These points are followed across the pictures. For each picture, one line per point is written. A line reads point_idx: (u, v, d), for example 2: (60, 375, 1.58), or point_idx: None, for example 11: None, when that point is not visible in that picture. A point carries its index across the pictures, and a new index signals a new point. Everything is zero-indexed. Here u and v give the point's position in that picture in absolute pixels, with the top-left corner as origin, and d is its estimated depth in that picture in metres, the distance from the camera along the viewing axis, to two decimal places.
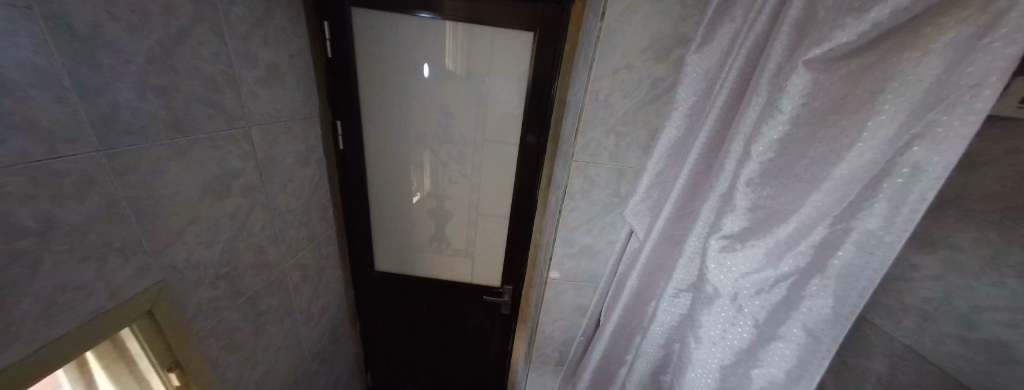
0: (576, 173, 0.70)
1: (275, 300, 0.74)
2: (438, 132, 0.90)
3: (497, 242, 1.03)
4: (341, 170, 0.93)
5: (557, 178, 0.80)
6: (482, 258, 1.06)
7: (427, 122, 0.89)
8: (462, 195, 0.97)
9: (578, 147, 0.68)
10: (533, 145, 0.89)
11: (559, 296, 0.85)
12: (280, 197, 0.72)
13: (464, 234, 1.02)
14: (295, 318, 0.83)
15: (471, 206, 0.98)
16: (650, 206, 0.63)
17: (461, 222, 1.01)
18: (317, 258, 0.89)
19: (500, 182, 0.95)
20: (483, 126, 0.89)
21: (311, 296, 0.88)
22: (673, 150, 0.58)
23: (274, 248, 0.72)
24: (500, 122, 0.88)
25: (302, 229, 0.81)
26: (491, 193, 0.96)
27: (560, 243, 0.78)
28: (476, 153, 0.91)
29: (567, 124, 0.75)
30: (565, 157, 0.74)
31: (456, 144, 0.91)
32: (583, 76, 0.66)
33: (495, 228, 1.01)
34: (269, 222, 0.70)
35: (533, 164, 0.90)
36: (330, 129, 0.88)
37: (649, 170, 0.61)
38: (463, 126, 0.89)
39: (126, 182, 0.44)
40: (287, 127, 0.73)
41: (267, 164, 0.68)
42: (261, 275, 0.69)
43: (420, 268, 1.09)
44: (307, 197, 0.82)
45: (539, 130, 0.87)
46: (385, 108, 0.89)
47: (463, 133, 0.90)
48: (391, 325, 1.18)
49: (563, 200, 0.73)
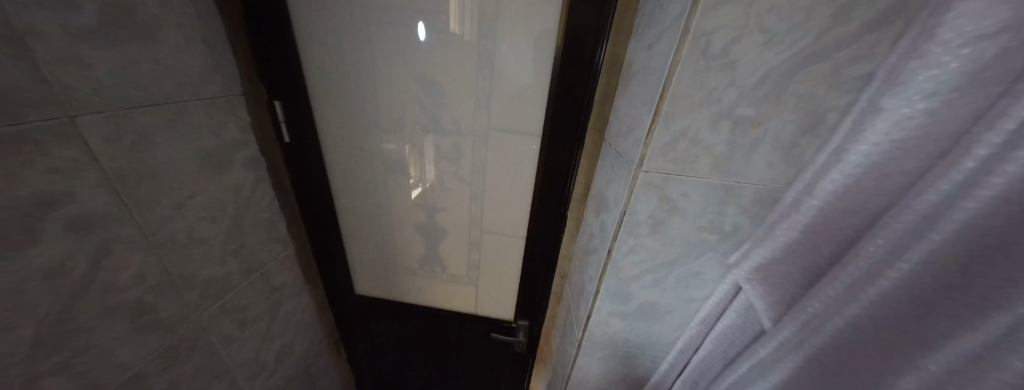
0: (640, 193, 0.39)
1: (187, 367, 0.52)
2: (421, 118, 0.60)
3: (510, 268, 0.76)
4: (294, 172, 0.67)
5: (602, 192, 0.50)
6: (489, 286, 0.79)
7: (404, 102, 0.59)
8: (458, 206, 0.69)
9: (652, 149, 0.36)
10: (564, 138, 0.57)
11: (596, 363, 0.58)
12: (175, 224, 0.47)
13: (467, 257, 0.75)
14: (234, 377, 0.62)
15: (472, 222, 0.70)
16: (787, 270, 0.28)
17: (460, 241, 0.73)
18: (264, 292, 0.66)
19: (514, 190, 0.65)
20: (488, 108, 0.58)
21: (260, 341, 0.66)
22: (898, 159, 0.22)
23: (171, 300, 0.48)
24: (515, 102, 0.57)
25: (232, 262, 0.57)
26: (501, 205, 0.67)
27: (606, 298, 0.49)
28: (477, 148, 0.61)
29: (629, 105, 0.43)
30: (620, 161, 0.43)
31: (449, 134, 0.61)
32: (675, 9, 0.33)
33: (508, 250, 0.73)
34: (156, 264, 0.45)
35: (561, 166, 0.59)
36: (268, 115, 0.60)
37: (818, 194, 0.26)
38: (457, 108, 0.58)
39: None
40: (177, 114, 0.45)
41: (138, 177, 0.42)
42: (146, 345, 0.46)
43: (410, 294, 0.84)
44: (235, 215, 0.57)
45: (577, 114, 0.55)
46: (338, 80, 0.58)
47: (458, 118, 0.59)
48: (381, 352, 0.97)
49: (614, 236, 0.44)
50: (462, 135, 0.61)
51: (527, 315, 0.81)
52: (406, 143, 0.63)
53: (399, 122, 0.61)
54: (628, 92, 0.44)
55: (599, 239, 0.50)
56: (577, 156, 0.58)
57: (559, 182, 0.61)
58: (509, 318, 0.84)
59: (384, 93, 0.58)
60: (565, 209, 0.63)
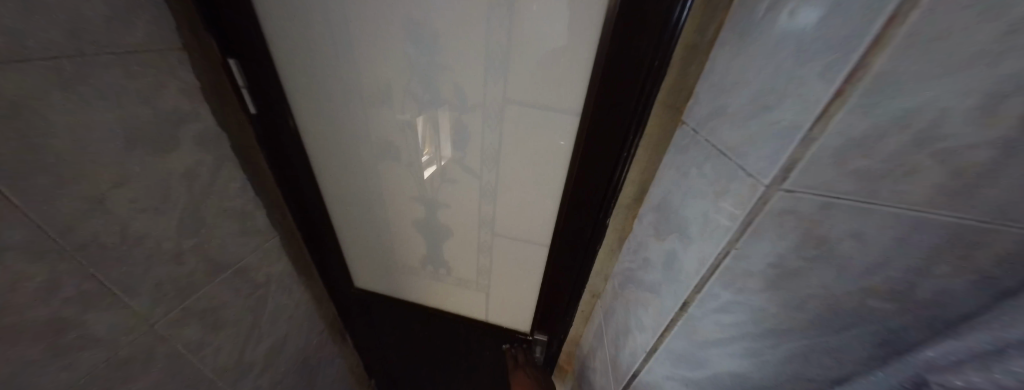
0: (765, 227, 0.22)
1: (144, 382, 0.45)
2: (413, 83, 0.43)
3: (529, 275, 0.63)
4: (269, 151, 0.54)
5: (673, 204, 0.33)
6: (503, 291, 0.69)
7: (391, 62, 0.42)
8: (465, 204, 0.57)
9: (820, 154, 0.18)
10: (616, 121, 0.37)
11: None
12: (99, 221, 0.37)
13: (480, 258, 0.64)
14: (213, 381, 0.55)
15: (483, 221, 0.57)
16: None
17: (468, 240, 0.62)
18: (245, 291, 0.57)
19: (537, 185, 0.49)
20: (506, 70, 0.39)
21: (243, 341, 0.59)
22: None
23: (107, 313, 0.39)
24: (544, 64, 0.38)
25: (194, 261, 0.48)
26: (522, 202, 0.52)
27: (668, 358, 0.34)
28: (490, 127, 0.45)
29: (755, 65, 0.23)
30: (723, 165, 0.26)
31: (452, 107, 0.45)
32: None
33: (527, 256, 0.60)
34: (72, 272, 0.35)
35: (607, 160, 0.40)
36: (223, 78, 0.46)
37: None
38: (461, 70, 0.41)
39: None
40: (80, 75, 0.32)
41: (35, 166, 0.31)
42: (76, 368, 0.37)
43: (419, 287, 0.76)
44: (191, 205, 0.46)
45: (641, 86, 0.33)
46: (299, 26, 0.42)
47: (464, 84, 0.42)
48: (394, 337, 0.95)
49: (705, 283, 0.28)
50: (470, 110, 0.44)
51: (544, 328, 0.69)
52: (398, 119, 0.48)
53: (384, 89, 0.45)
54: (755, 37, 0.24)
55: (662, 276, 0.34)
56: (633, 150, 0.38)
57: (600, 183, 0.43)
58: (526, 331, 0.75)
59: (362, 49, 0.42)
60: (606, 218, 0.46)
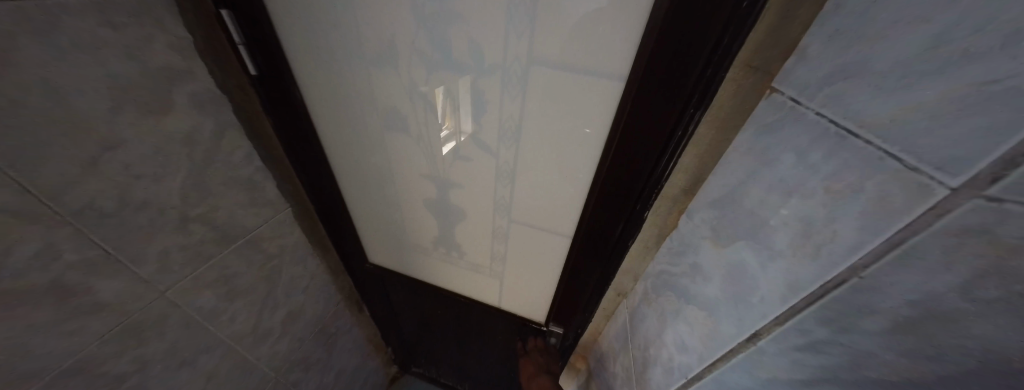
0: (926, 253, 0.14)
1: (161, 346, 0.45)
2: (420, 39, 0.37)
3: (548, 265, 0.58)
4: (276, 119, 0.51)
5: (747, 202, 0.25)
6: (518, 278, 0.64)
7: (396, 12, 0.35)
8: (482, 184, 0.51)
9: None
10: (671, 90, 0.29)
11: None
12: (90, 186, 0.34)
13: (496, 243, 0.59)
14: (233, 345, 0.56)
15: (498, 204, 0.52)
16: None
17: (483, 223, 0.57)
18: (259, 261, 0.57)
19: (564, 167, 0.42)
20: (532, 21, 0.31)
21: (260, 310, 0.60)
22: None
23: (111, 279, 0.38)
24: (583, 12, 0.29)
25: (200, 230, 0.46)
26: (545, 186, 0.46)
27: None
28: (515, 97, 0.38)
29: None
30: (849, 153, 0.18)
31: (467, 70, 0.38)
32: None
33: (547, 245, 0.54)
34: (70, 238, 0.34)
35: (653, 140, 0.33)
36: (219, 32, 0.42)
37: None
38: (475, 20, 0.33)
39: None
40: (47, 23, 0.28)
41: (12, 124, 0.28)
42: (87, 332, 0.37)
43: (433, 267, 0.74)
44: (192, 172, 0.43)
45: (715, 41, 0.25)
46: None
47: (479, 40, 0.34)
48: (410, 311, 0.95)
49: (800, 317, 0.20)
50: (488, 73, 0.37)
51: (561, 320, 0.64)
52: (407, 83, 0.42)
53: (389, 46, 0.39)
54: None
55: (724, 292, 0.27)
56: (690, 128, 0.30)
57: (641, 167, 0.36)
58: (541, 321, 0.71)
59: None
60: (644, 210, 0.39)
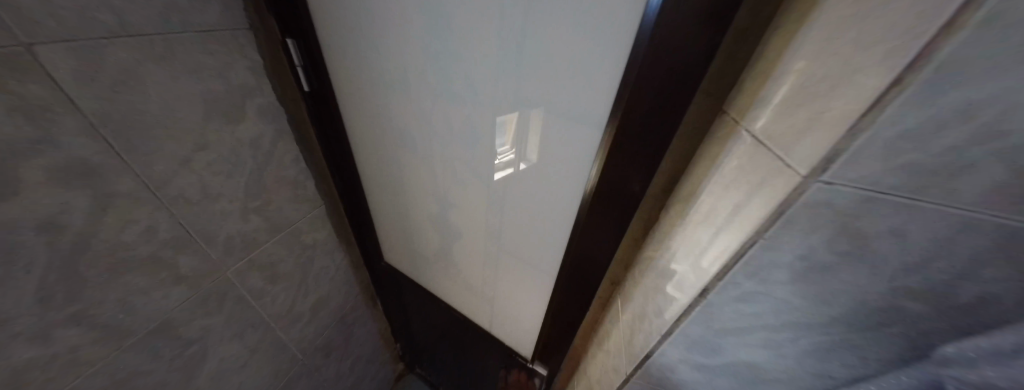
0: (797, 219, 0.22)
1: (219, 318, 0.53)
2: (431, 79, 0.45)
3: (534, 279, 0.64)
4: (319, 125, 0.59)
5: (703, 192, 0.33)
6: (510, 289, 0.70)
7: (430, 46, 0.42)
8: (478, 202, 0.58)
9: (864, 145, 0.18)
10: (652, 112, 0.33)
11: None
12: (182, 178, 0.43)
13: (495, 248, 0.64)
14: (271, 325, 0.64)
15: (494, 211, 0.57)
16: None
17: (479, 235, 0.64)
18: (296, 250, 0.64)
19: (547, 199, 0.49)
20: (517, 71, 0.39)
21: (293, 296, 0.67)
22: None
23: (190, 255, 0.46)
24: (574, 45, 0.34)
25: (255, 218, 0.54)
26: (540, 199, 0.50)
27: (681, 343, 0.35)
28: (515, 115, 0.43)
29: (796, 51, 0.22)
30: (754, 157, 0.26)
31: (468, 105, 0.46)
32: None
33: (534, 261, 0.60)
34: (167, 220, 0.42)
35: (636, 154, 0.37)
36: (281, 55, 0.50)
37: None
38: (482, 62, 0.40)
39: None
40: (165, 52, 0.38)
41: (135, 125, 0.37)
42: (171, 298, 0.45)
43: (461, 276, 0.77)
44: (253, 171, 0.51)
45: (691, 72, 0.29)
46: (340, 19, 0.46)
47: (476, 85, 0.43)
48: (416, 313, 1.01)
49: (721, 270, 0.28)
50: (498, 95, 0.42)
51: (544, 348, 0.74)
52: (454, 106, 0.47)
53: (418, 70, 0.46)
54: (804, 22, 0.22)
55: (681, 261, 0.34)
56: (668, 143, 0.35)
57: (624, 180, 0.40)
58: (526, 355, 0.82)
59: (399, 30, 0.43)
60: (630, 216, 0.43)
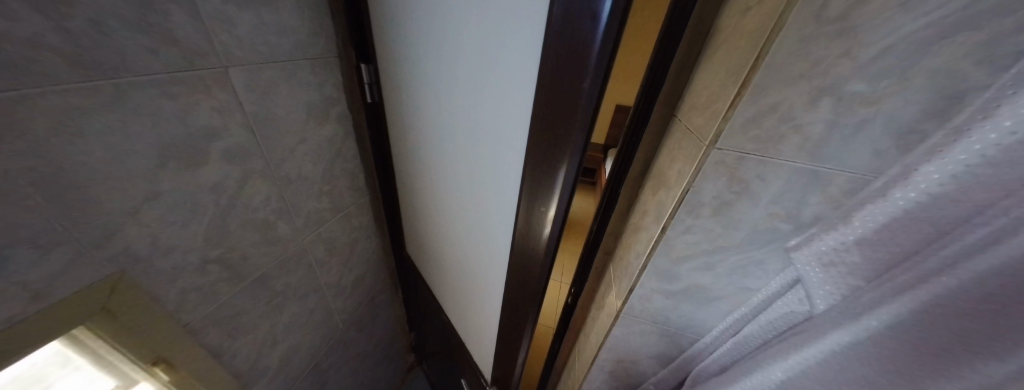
0: (709, 171, 0.38)
1: (293, 278, 0.66)
2: (426, 117, 0.58)
3: (487, 297, 0.70)
4: (375, 132, 0.74)
5: (662, 168, 0.50)
6: (476, 301, 0.77)
7: (449, 75, 0.48)
8: (452, 218, 0.68)
9: (733, 124, 0.35)
10: (553, 144, 0.35)
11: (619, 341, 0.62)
12: (287, 162, 0.58)
13: (484, 265, 0.65)
14: (324, 293, 0.76)
15: (466, 228, 0.65)
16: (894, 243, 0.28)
17: (456, 245, 0.73)
18: (346, 231, 0.78)
19: (490, 227, 0.57)
20: (467, 121, 0.49)
21: (341, 270, 0.80)
22: (1015, 147, 0.21)
23: (284, 222, 0.60)
24: (519, 90, 0.37)
25: (324, 199, 0.68)
26: (491, 227, 0.56)
27: (653, 275, 0.50)
28: (491, 140, 0.45)
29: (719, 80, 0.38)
30: (688, 139, 0.43)
31: (445, 139, 0.57)
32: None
33: (487, 280, 0.67)
34: (276, 193, 0.57)
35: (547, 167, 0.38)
36: (355, 76, 0.65)
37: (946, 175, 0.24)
38: (449, 109, 0.52)
39: (35, 153, 0.31)
40: (291, 71, 0.54)
41: (268, 121, 0.52)
42: (270, 255, 0.59)
43: (470, 289, 0.78)
44: (327, 161, 0.66)
45: (579, 93, 0.29)
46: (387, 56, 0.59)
47: (449, 126, 0.54)
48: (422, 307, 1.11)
49: (670, 213, 0.43)
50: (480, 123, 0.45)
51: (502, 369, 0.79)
52: (471, 133, 0.49)
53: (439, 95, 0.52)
54: (712, 60, 0.41)
55: (650, 217, 0.50)
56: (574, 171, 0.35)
57: (543, 196, 0.40)
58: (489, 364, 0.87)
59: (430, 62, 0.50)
60: (550, 235, 0.43)
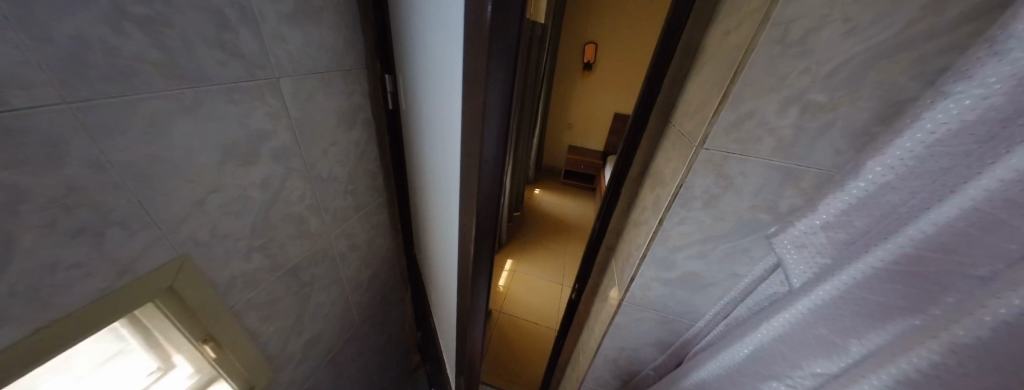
0: (699, 168, 0.44)
1: (319, 270, 0.71)
2: (422, 125, 0.61)
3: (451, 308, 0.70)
4: (392, 136, 0.80)
5: (660, 169, 0.56)
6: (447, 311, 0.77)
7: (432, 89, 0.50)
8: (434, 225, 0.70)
9: (717, 128, 0.41)
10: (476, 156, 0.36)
11: (621, 329, 0.66)
12: (320, 162, 0.64)
13: (449, 265, 0.65)
14: (344, 287, 0.81)
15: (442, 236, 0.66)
16: (851, 225, 0.33)
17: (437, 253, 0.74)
18: (365, 228, 0.83)
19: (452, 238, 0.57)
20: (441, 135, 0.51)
21: (359, 266, 0.85)
22: (934, 144, 0.27)
23: (314, 217, 0.65)
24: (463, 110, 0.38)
25: (349, 197, 0.74)
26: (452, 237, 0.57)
27: (652, 264, 0.55)
28: (451, 137, 0.46)
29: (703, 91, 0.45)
30: (680, 141, 0.49)
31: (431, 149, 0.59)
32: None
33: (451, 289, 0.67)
34: (309, 190, 0.62)
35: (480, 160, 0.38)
36: (379, 85, 0.72)
37: (883, 167, 0.30)
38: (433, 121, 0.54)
39: (134, 149, 0.37)
40: (327, 80, 0.60)
41: (306, 125, 0.58)
42: (302, 247, 0.64)
43: (445, 295, 0.77)
44: (352, 163, 0.72)
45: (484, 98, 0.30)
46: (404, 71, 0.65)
47: (433, 137, 0.57)
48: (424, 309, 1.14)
49: (667, 206, 0.49)
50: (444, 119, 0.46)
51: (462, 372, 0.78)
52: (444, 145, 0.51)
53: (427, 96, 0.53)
54: (699, 74, 0.48)
55: (650, 212, 0.56)
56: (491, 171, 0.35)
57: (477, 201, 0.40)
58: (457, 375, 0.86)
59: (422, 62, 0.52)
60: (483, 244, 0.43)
